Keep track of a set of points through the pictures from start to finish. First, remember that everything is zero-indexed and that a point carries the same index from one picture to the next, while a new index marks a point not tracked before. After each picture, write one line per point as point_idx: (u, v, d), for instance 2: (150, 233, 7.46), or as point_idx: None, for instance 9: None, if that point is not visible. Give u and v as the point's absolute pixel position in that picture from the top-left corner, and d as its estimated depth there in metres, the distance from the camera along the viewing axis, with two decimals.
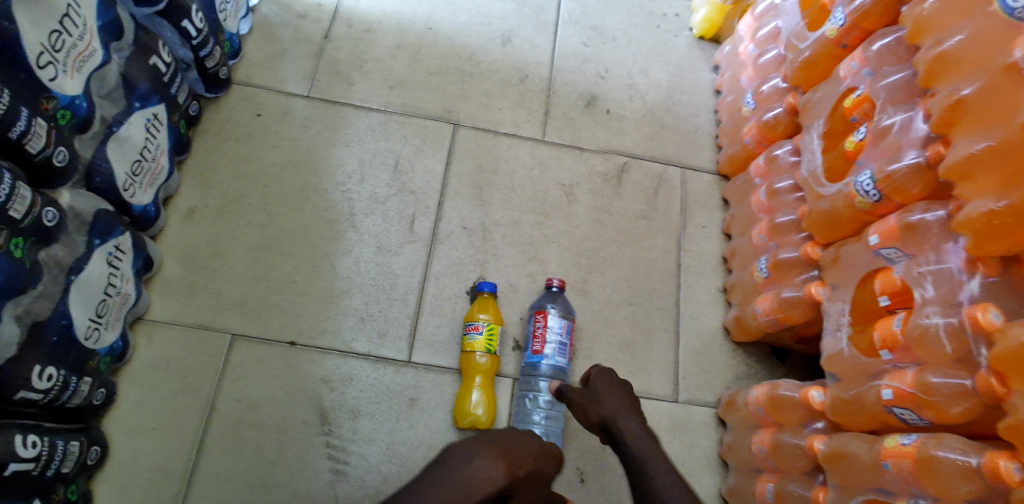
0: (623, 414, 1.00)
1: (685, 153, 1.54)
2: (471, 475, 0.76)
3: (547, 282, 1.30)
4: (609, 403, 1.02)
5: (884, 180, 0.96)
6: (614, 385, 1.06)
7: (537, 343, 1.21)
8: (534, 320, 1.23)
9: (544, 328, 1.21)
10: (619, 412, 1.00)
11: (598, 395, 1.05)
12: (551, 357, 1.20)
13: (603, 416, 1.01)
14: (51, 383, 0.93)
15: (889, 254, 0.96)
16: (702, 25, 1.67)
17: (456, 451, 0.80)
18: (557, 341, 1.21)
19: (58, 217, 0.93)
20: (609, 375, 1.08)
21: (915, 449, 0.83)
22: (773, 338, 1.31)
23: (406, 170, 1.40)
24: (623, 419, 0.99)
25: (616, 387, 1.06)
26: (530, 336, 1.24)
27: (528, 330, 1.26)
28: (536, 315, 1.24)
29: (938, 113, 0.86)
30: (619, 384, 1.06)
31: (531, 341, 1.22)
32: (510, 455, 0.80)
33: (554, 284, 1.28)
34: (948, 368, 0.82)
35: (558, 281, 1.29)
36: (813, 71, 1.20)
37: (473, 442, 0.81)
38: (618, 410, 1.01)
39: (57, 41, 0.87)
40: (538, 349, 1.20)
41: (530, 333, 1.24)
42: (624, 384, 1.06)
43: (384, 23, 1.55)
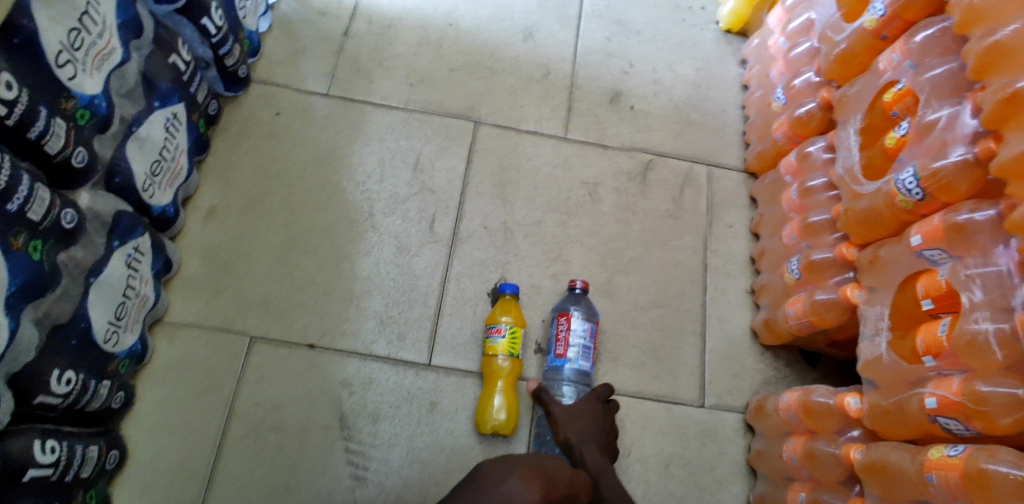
0: (587, 441, 1.08)
1: (712, 150, 1.50)
2: (506, 493, 0.72)
3: (570, 284, 1.26)
4: (583, 427, 1.10)
5: (928, 178, 0.91)
6: (595, 410, 1.14)
7: (560, 346, 1.18)
8: (557, 323, 1.20)
9: (567, 331, 1.17)
10: (587, 441, 1.08)
11: (577, 417, 1.11)
12: (574, 360, 1.16)
13: (574, 437, 1.08)
14: (70, 387, 0.92)
15: (933, 255, 0.91)
16: (729, 18, 1.63)
17: (489, 474, 0.77)
18: (581, 344, 1.17)
19: (78, 218, 0.91)
20: (597, 400, 1.16)
21: (963, 462, 0.78)
22: (804, 342, 1.26)
23: (427, 169, 1.38)
24: (588, 448, 1.07)
25: (595, 414, 1.13)
26: (552, 338, 1.20)
27: (551, 333, 1.23)
28: (559, 318, 1.20)
29: (990, 107, 0.83)
30: (601, 414, 1.15)
31: (554, 344, 1.19)
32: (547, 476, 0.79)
33: (578, 286, 1.24)
34: (1000, 377, 0.78)
35: (582, 283, 1.25)
36: (850, 65, 1.16)
37: (511, 463, 0.80)
38: (586, 438, 1.09)
39: (76, 39, 0.86)
40: (561, 353, 1.17)
41: (553, 336, 1.21)
42: (604, 414, 1.15)
43: (405, 20, 1.53)
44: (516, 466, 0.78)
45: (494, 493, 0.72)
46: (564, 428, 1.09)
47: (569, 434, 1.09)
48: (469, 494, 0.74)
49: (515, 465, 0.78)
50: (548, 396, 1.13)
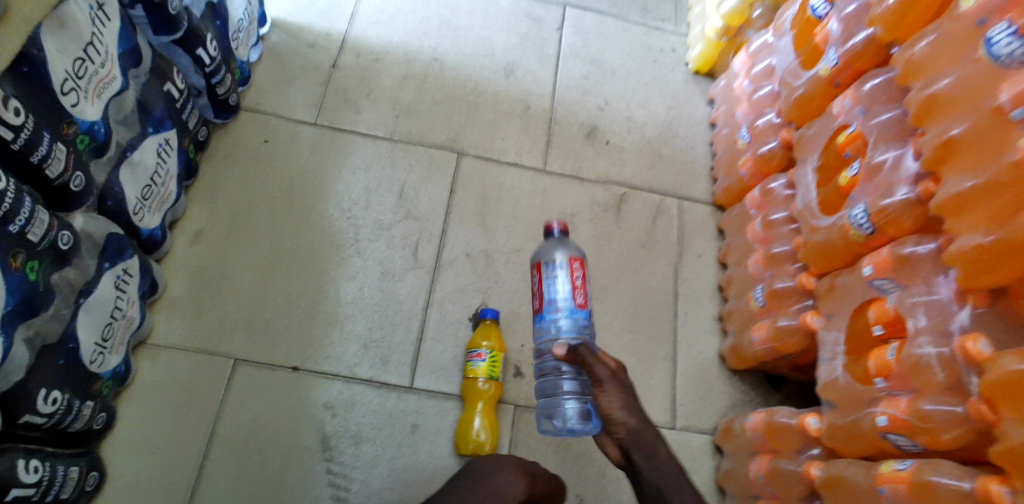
0: (641, 422, 0.92)
1: (683, 184, 1.58)
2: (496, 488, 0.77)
3: (547, 227, 1.14)
4: (631, 402, 0.93)
5: (877, 213, 1.00)
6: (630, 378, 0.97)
7: (581, 294, 1.04)
8: (569, 267, 1.04)
9: (586, 278, 1.05)
10: (643, 423, 0.92)
11: (626, 394, 0.93)
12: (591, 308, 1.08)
13: (625, 422, 0.92)
14: (55, 407, 0.93)
15: (883, 284, 0.99)
16: (698, 60, 1.74)
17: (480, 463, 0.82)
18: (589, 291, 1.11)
19: (72, 240, 0.94)
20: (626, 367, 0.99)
21: (910, 474, 0.86)
22: (768, 366, 1.34)
23: (410, 198, 1.43)
24: (648, 438, 0.91)
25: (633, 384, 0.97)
26: (562, 285, 1.03)
27: (549, 280, 1.05)
28: (571, 262, 1.05)
29: (929, 151, 0.91)
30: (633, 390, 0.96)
31: (568, 292, 1.04)
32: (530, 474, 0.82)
33: (556, 228, 1.13)
34: (941, 396, 0.86)
35: (560, 223, 1.14)
36: (808, 108, 1.25)
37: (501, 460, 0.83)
38: (641, 420, 0.92)
39: (80, 68, 0.89)
40: (582, 302, 1.04)
41: (565, 282, 1.04)
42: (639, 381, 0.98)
43: (391, 54, 1.59)
44: (501, 460, 0.82)
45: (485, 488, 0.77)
46: (612, 411, 0.92)
47: (624, 419, 0.91)
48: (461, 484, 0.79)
49: (502, 460, 0.83)
50: (592, 359, 0.94)
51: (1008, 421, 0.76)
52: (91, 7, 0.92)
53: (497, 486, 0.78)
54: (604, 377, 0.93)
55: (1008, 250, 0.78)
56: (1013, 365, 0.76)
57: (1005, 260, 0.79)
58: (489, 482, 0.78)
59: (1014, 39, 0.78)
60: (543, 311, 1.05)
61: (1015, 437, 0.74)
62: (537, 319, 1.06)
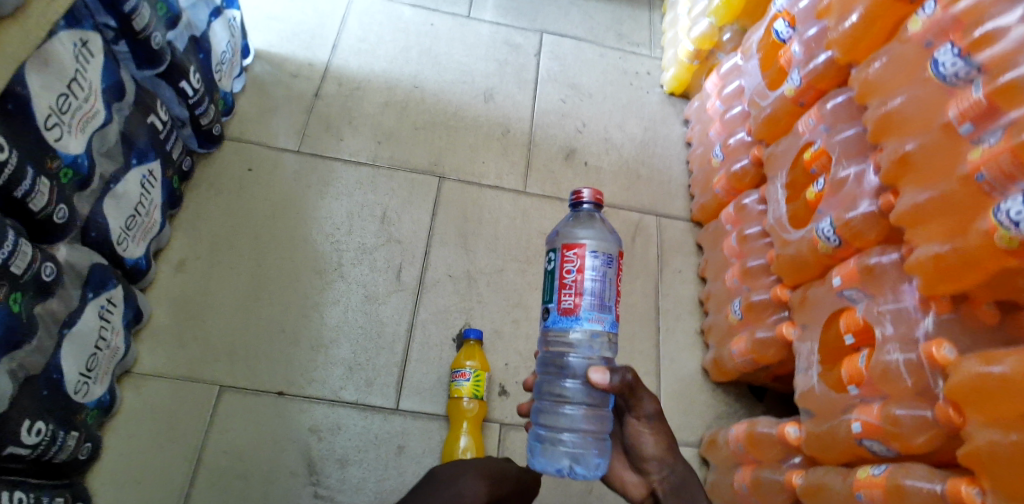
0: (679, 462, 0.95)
1: (660, 202, 1.62)
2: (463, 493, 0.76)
3: (577, 196, 0.92)
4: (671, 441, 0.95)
5: (842, 226, 1.03)
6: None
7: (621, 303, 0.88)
8: (617, 265, 0.88)
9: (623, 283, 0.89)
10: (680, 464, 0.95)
11: (668, 435, 0.95)
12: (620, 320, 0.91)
13: (663, 465, 0.94)
14: (39, 438, 0.93)
15: (851, 294, 1.03)
16: (671, 82, 1.79)
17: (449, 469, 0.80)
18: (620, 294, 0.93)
19: (56, 272, 0.95)
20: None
21: (885, 479, 0.88)
22: (749, 378, 1.36)
23: (393, 222, 1.45)
24: (688, 483, 0.94)
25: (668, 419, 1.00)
26: (609, 285, 0.86)
27: (595, 274, 0.85)
28: (619, 258, 0.89)
29: (887, 166, 0.95)
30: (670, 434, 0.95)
31: (614, 297, 0.86)
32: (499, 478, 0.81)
33: (588, 200, 0.92)
34: (910, 401, 0.88)
35: (592, 193, 0.92)
36: (776, 126, 1.30)
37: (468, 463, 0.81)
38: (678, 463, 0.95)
39: (64, 103, 0.92)
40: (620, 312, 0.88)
41: (608, 286, 0.86)
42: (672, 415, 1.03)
43: (373, 82, 1.63)
44: (464, 463, 0.81)
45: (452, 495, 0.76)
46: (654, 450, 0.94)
47: (663, 461, 0.94)
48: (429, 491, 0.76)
49: (467, 463, 0.81)
50: (644, 393, 0.90)
51: (974, 423, 0.79)
52: (73, 45, 0.94)
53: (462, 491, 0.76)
54: (652, 411, 0.92)
55: (965, 259, 0.82)
56: (975, 368, 0.79)
57: (963, 268, 0.82)
58: (451, 486, 0.77)
59: (959, 60, 0.83)
60: (578, 313, 0.84)
61: (980, 438, 0.77)
62: (563, 321, 0.85)
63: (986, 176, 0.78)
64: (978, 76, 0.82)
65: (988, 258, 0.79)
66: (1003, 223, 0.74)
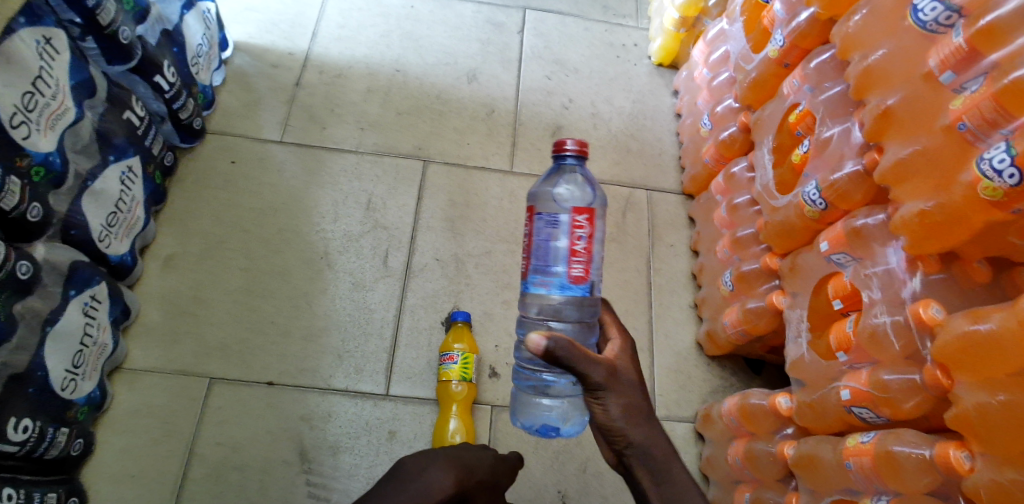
0: (660, 434, 0.88)
1: (651, 176, 1.59)
2: (428, 484, 0.78)
3: (560, 146, 0.86)
4: (640, 410, 0.87)
5: (828, 189, 1.00)
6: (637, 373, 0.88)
7: (581, 264, 0.83)
8: (570, 226, 0.83)
9: (588, 240, 0.83)
10: (654, 434, 0.87)
11: (624, 394, 0.85)
12: (597, 282, 0.85)
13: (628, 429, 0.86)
14: (27, 435, 0.95)
15: (839, 259, 0.99)
16: (659, 53, 1.75)
17: (410, 461, 0.82)
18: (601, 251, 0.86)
19: (33, 270, 0.96)
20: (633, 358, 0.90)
21: (873, 446, 0.85)
22: (744, 350, 1.34)
23: (379, 208, 1.44)
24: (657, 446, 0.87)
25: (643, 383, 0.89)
26: (559, 247, 0.84)
27: (540, 236, 0.86)
28: (575, 217, 0.83)
29: (870, 123, 0.90)
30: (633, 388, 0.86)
31: (563, 260, 0.83)
32: (464, 467, 0.84)
33: (569, 151, 0.86)
34: (900, 366, 0.85)
35: (577, 144, 0.86)
36: (761, 90, 1.26)
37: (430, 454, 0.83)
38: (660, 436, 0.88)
39: (30, 101, 0.92)
40: (577, 274, 0.83)
41: (558, 247, 0.84)
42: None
43: (354, 68, 1.61)
44: (432, 452, 0.83)
45: (416, 488, 0.77)
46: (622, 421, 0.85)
47: (628, 425, 0.85)
48: (392, 487, 0.77)
49: (434, 452, 0.83)
50: (587, 364, 0.81)
51: (962, 386, 0.76)
52: (36, 42, 0.93)
53: (425, 485, 0.78)
54: (600, 382, 0.83)
55: (950, 215, 0.78)
56: (963, 327, 0.75)
57: (948, 225, 0.78)
58: (417, 478, 0.79)
59: (938, 4, 0.79)
60: (526, 277, 0.88)
61: (968, 401, 0.74)
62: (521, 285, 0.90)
63: (968, 125, 0.74)
64: (958, 20, 0.78)
65: (974, 213, 0.75)
66: (986, 173, 0.71)
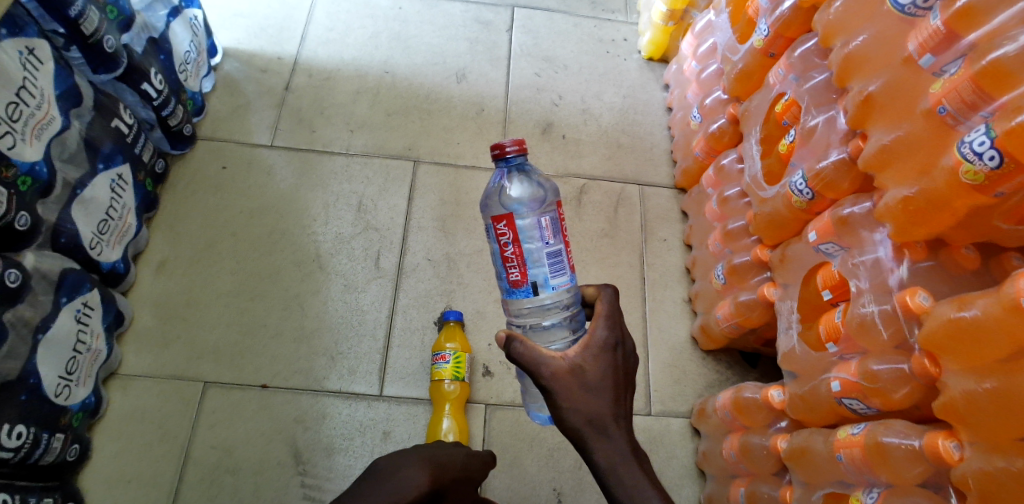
0: (613, 441, 0.81)
1: (643, 171, 1.58)
2: (403, 482, 0.77)
3: (498, 150, 0.83)
4: (592, 414, 0.80)
5: (814, 178, 0.99)
6: (598, 375, 0.82)
7: (516, 268, 0.84)
8: (494, 233, 0.84)
9: (511, 246, 0.83)
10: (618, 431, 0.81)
11: (580, 386, 0.81)
12: (541, 282, 0.84)
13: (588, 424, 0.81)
14: (21, 441, 0.95)
15: (828, 249, 0.98)
16: (649, 47, 1.74)
17: (383, 464, 0.81)
18: (539, 250, 0.83)
19: (22, 278, 0.96)
20: (597, 357, 0.83)
21: (863, 438, 0.84)
22: (739, 343, 1.33)
23: (370, 209, 1.44)
24: (617, 447, 0.80)
25: (605, 385, 0.82)
26: (495, 253, 0.86)
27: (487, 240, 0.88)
28: (495, 225, 0.83)
29: (853, 109, 0.89)
30: (593, 384, 0.81)
31: (501, 265, 0.86)
32: (437, 465, 0.84)
33: (504, 154, 0.83)
34: (889, 355, 0.84)
35: (512, 145, 0.83)
36: (749, 81, 1.25)
37: (404, 454, 0.83)
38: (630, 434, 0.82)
39: (14, 111, 0.93)
40: (514, 278, 0.84)
41: (495, 252, 0.85)
42: (619, 379, 0.83)
43: (343, 71, 1.61)
44: (406, 452, 0.84)
45: (392, 486, 0.77)
46: (576, 420, 0.81)
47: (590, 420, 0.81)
48: (367, 487, 0.77)
49: (409, 453, 0.83)
50: (532, 363, 0.81)
51: (951, 373, 0.75)
52: (19, 52, 0.94)
53: (402, 481, 0.77)
54: (545, 382, 0.81)
55: (933, 200, 0.77)
56: (949, 313, 0.74)
57: (931, 210, 0.77)
58: (394, 477, 0.78)
59: None
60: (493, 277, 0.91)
61: (956, 388, 0.73)
62: None
63: (948, 109, 0.73)
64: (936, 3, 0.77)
65: (957, 197, 0.74)
66: (967, 156, 0.70)
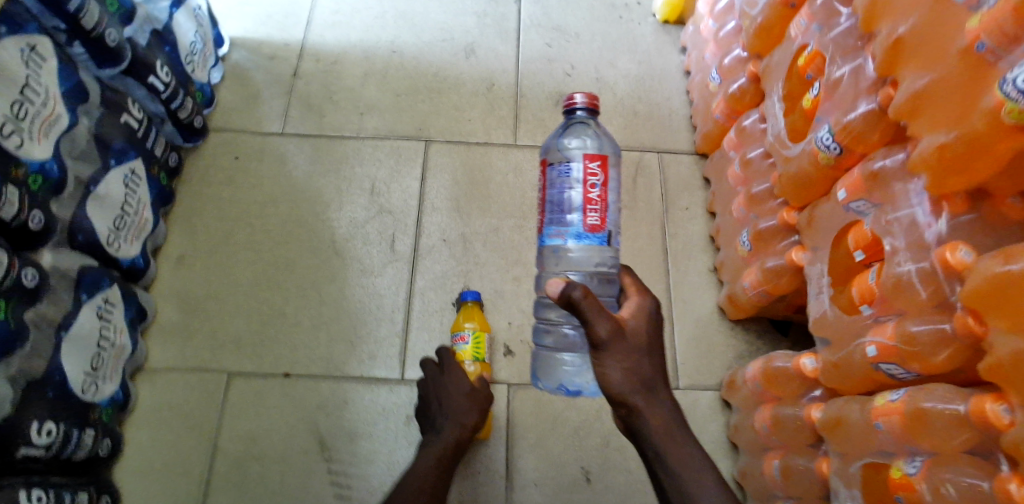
0: (661, 405, 0.82)
1: (662, 138, 1.52)
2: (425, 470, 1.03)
3: (570, 101, 0.90)
4: (646, 376, 0.81)
5: (842, 131, 0.92)
6: (650, 338, 0.83)
7: (597, 213, 0.85)
8: (584, 173, 0.86)
9: (601, 188, 0.86)
10: (661, 402, 0.82)
11: (635, 358, 0.81)
12: (614, 233, 0.87)
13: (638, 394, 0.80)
14: (52, 438, 0.96)
15: (859, 207, 0.92)
16: (664, 9, 1.67)
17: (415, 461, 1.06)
18: (615, 201, 0.89)
19: (40, 276, 0.97)
20: (649, 320, 0.85)
21: (903, 405, 0.79)
22: (768, 312, 1.28)
23: (383, 192, 1.43)
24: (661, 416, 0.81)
25: (655, 349, 0.84)
26: (575, 194, 0.86)
27: (555, 187, 0.90)
28: (588, 164, 0.86)
29: (881, 54, 0.83)
30: (647, 349, 0.82)
31: (579, 208, 0.86)
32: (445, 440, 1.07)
33: (582, 104, 0.89)
34: (928, 315, 0.79)
35: (586, 99, 0.90)
36: (769, 35, 1.17)
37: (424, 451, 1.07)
38: (670, 411, 0.82)
39: (20, 110, 0.93)
40: (594, 224, 0.85)
41: (573, 195, 0.87)
42: (664, 344, 0.85)
43: (350, 54, 1.59)
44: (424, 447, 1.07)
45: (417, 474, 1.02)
46: (625, 387, 0.80)
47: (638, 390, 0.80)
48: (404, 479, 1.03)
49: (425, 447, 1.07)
50: (593, 316, 0.78)
51: (997, 332, 0.69)
52: (21, 50, 0.94)
53: (420, 468, 1.03)
54: (603, 340, 0.79)
55: (971, 145, 0.70)
56: (993, 268, 0.68)
57: (970, 157, 0.71)
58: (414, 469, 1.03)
59: None
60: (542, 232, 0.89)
61: (1002, 348, 0.67)
62: (541, 241, 0.88)
63: (986, 44, 0.67)
64: None
65: (999, 141, 0.67)
66: (1009, 95, 0.63)
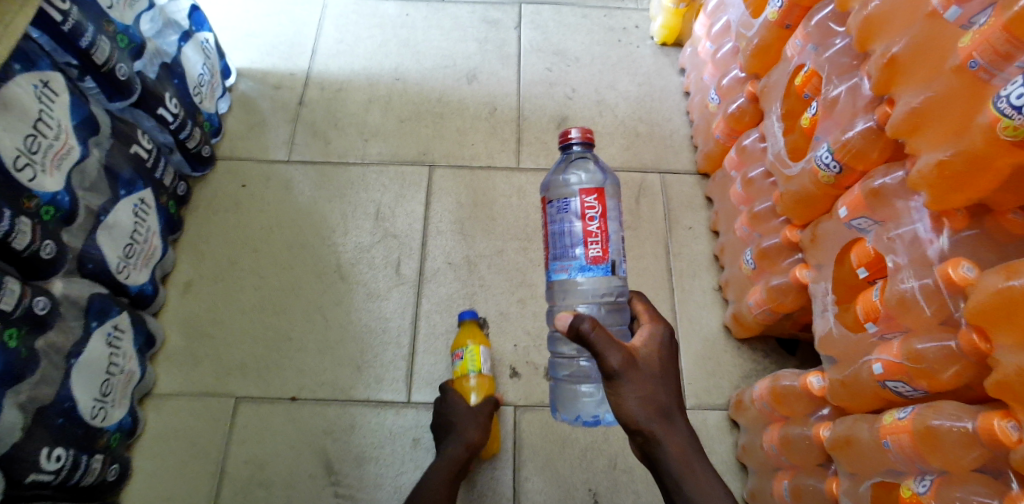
0: (678, 429, 0.82)
1: (663, 158, 1.54)
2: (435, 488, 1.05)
3: (565, 137, 0.91)
4: (661, 401, 0.82)
5: (841, 150, 0.93)
6: (663, 365, 0.84)
7: (598, 244, 0.87)
8: (581, 207, 0.87)
9: (599, 220, 0.87)
10: (674, 426, 0.82)
11: (648, 386, 0.81)
12: (617, 262, 0.88)
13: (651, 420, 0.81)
14: (60, 464, 0.97)
15: (861, 224, 0.92)
16: (662, 32, 1.70)
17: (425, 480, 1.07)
18: (616, 231, 0.90)
19: (50, 305, 0.99)
20: (662, 348, 0.86)
21: (911, 423, 0.78)
22: (774, 330, 1.28)
23: (388, 216, 1.44)
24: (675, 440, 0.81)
25: (668, 376, 0.84)
26: (574, 229, 0.87)
27: (555, 222, 0.90)
28: (584, 198, 0.87)
29: (876, 74, 0.84)
30: (659, 376, 0.83)
31: (580, 241, 0.87)
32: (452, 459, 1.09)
33: (577, 139, 0.91)
34: (934, 332, 0.78)
35: (581, 133, 0.91)
36: (766, 55, 1.19)
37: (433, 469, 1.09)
38: (681, 435, 0.82)
39: (33, 144, 0.96)
40: (594, 256, 0.86)
41: (572, 228, 0.87)
42: (675, 369, 0.86)
43: (354, 81, 1.62)
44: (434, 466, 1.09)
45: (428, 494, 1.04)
46: (641, 414, 0.80)
47: (652, 416, 0.80)
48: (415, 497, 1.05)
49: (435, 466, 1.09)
50: (604, 347, 0.78)
51: (1004, 348, 0.69)
52: (34, 86, 0.97)
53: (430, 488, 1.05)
54: (616, 369, 0.79)
55: (971, 161, 0.71)
56: (997, 284, 0.68)
57: (970, 173, 0.72)
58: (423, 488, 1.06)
59: None
60: (547, 265, 0.91)
61: (1010, 363, 0.67)
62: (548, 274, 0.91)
63: (980, 62, 0.68)
64: None
65: (998, 156, 0.68)
66: (1004, 112, 0.64)
